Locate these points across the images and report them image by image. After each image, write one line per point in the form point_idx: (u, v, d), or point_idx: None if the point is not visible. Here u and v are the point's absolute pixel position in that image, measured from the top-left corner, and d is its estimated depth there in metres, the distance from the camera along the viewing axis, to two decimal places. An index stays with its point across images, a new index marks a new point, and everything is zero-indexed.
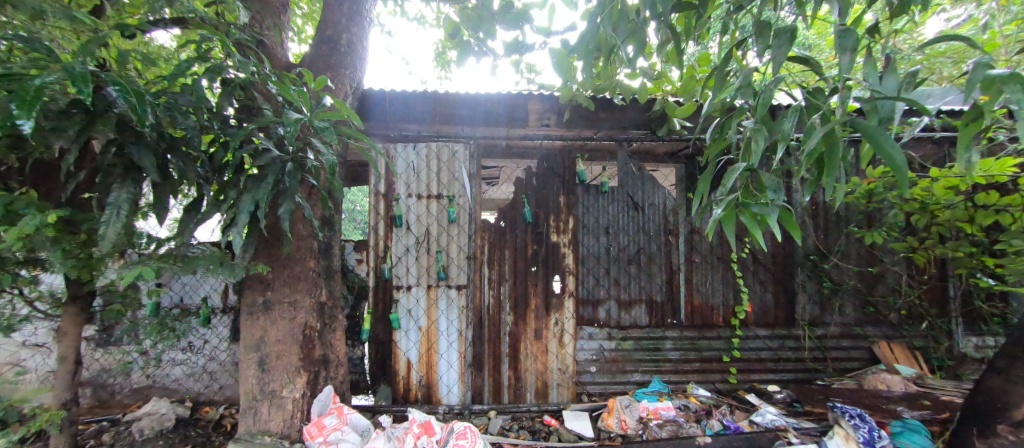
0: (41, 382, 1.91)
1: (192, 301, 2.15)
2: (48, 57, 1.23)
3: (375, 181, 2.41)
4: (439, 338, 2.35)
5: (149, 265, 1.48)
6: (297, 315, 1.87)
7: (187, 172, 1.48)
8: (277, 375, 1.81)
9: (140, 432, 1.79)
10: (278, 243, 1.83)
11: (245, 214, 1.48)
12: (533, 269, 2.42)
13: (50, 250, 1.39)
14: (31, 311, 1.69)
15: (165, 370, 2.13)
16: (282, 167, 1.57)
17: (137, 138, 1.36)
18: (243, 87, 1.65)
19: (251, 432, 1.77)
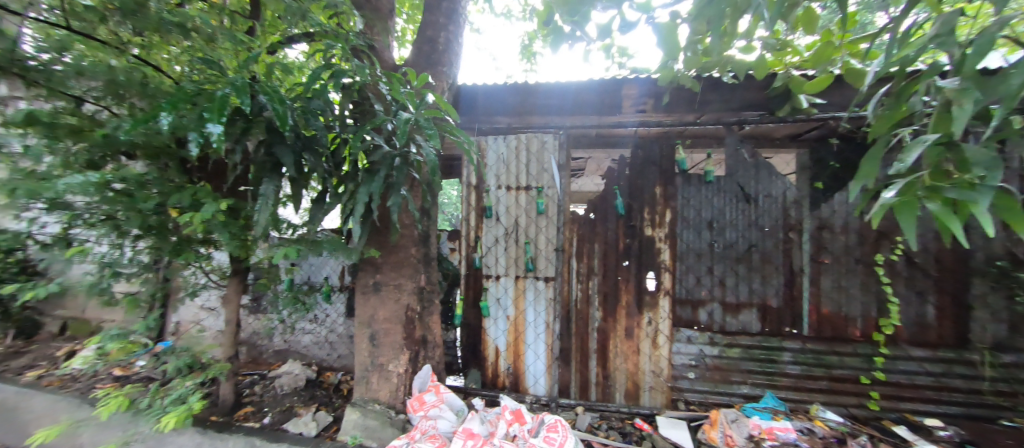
0: (214, 339, 2.38)
1: (317, 280, 2.47)
2: (221, 73, 1.51)
3: (468, 174, 2.50)
4: (527, 329, 2.37)
5: (289, 248, 1.78)
6: (401, 298, 2.03)
7: (317, 167, 1.66)
8: (385, 350, 2.00)
9: (281, 388, 2.15)
10: (386, 230, 2.00)
11: (362, 204, 1.63)
12: (624, 264, 2.29)
13: (222, 232, 1.70)
14: (207, 281, 2.10)
15: (298, 337, 2.50)
16: (392, 161, 1.70)
17: (281, 139, 1.58)
18: (359, 89, 1.82)
19: (364, 399, 1.98)
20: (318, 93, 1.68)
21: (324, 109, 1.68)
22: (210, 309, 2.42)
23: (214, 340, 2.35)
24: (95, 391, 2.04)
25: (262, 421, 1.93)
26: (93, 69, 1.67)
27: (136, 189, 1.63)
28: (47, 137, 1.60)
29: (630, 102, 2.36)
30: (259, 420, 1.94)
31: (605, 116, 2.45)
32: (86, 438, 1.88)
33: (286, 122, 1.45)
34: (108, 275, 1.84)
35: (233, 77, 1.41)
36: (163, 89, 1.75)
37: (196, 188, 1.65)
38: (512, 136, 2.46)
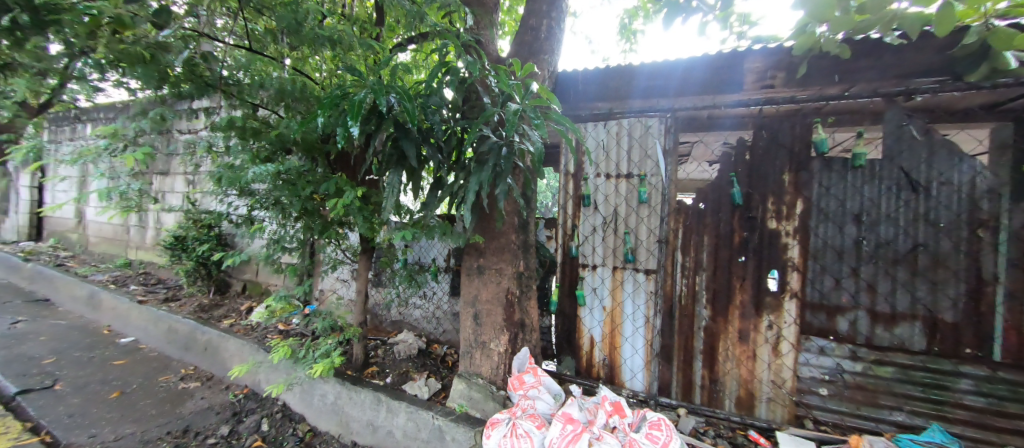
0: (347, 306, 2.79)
1: (426, 261, 2.72)
2: (359, 77, 1.73)
3: (566, 162, 2.49)
4: (624, 322, 2.30)
5: (409, 231, 1.98)
6: (502, 281, 2.12)
7: (434, 158, 1.81)
8: (487, 330, 2.12)
9: (398, 353, 2.44)
10: (490, 217, 2.10)
11: (472, 192, 1.73)
12: (740, 259, 2.06)
13: (358, 216, 1.98)
14: (343, 257, 2.47)
15: (410, 310, 2.81)
16: (499, 151, 1.75)
17: (406, 133, 1.76)
18: (469, 83, 1.93)
19: (468, 372, 2.14)
20: (435, 90, 1.83)
21: (440, 104, 1.82)
22: (344, 281, 2.85)
23: (347, 307, 2.76)
24: (268, 340, 2.57)
25: (385, 380, 2.22)
26: (268, 81, 2.05)
27: (296, 179, 1.97)
28: (239, 138, 2.03)
29: (754, 78, 2.08)
30: (383, 378, 2.25)
31: (721, 96, 2.21)
32: (263, 375, 2.39)
33: (412, 116, 1.64)
34: (276, 249, 2.28)
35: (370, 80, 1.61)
36: (314, 94, 2.08)
37: (338, 178, 1.93)
38: (612, 122, 2.36)
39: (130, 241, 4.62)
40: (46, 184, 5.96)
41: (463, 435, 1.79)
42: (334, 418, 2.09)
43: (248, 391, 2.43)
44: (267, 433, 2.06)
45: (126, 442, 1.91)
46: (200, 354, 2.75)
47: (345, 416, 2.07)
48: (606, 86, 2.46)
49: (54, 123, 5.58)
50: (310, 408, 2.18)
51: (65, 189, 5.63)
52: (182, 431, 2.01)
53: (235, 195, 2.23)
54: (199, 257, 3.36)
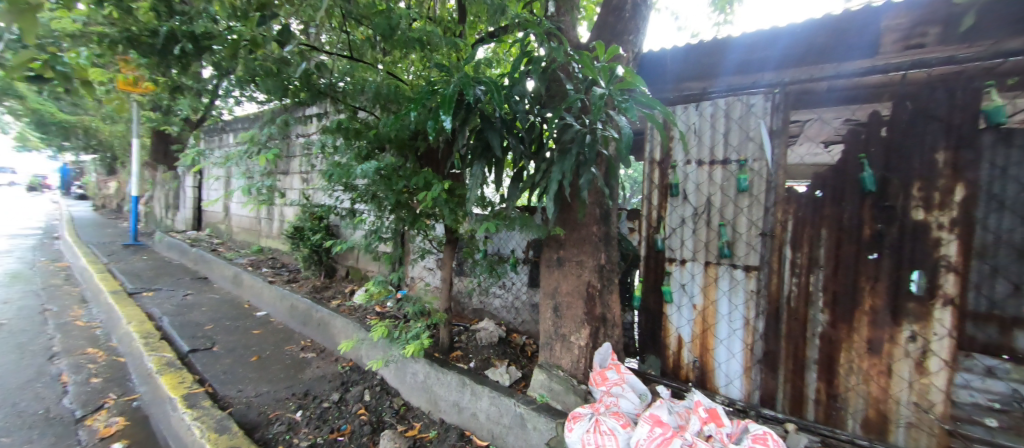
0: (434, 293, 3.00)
1: (505, 252, 2.77)
2: (446, 73, 1.81)
3: (651, 149, 2.34)
4: (719, 322, 2.10)
5: (492, 223, 2.03)
6: (583, 273, 2.06)
7: (518, 149, 1.82)
8: (567, 322, 2.09)
9: (480, 340, 2.55)
10: (571, 208, 2.05)
11: (555, 183, 1.68)
12: (871, 256, 1.72)
13: (445, 208, 2.08)
14: (430, 247, 2.64)
15: (491, 299, 2.91)
16: (581, 138, 1.68)
17: (492, 126, 1.79)
18: (553, 71, 1.90)
19: (548, 363, 2.14)
20: (517, 81, 1.83)
21: (523, 95, 1.82)
22: (430, 269, 3.05)
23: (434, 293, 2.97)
24: (368, 321, 2.86)
25: (469, 364, 2.34)
26: (367, 85, 2.26)
27: (392, 173, 2.14)
28: (345, 139, 2.27)
29: (896, 37, 1.71)
30: (467, 362, 2.37)
31: (847, 63, 1.86)
32: (364, 352, 2.67)
33: (502, 107, 1.67)
34: (374, 238, 2.51)
35: (458, 75, 1.68)
36: (406, 94, 2.23)
37: (427, 172, 2.04)
38: (706, 103, 2.15)
39: (261, 231, 5.53)
40: (204, 184, 7.40)
41: (544, 425, 1.79)
42: (424, 395, 2.25)
43: (353, 364, 2.74)
44: (369, 403, 2.29)
45: (263, 398, 2.29)
46: (315, 329, 3.17)
47: (433, 395, 2.21)
48: (698, 63, 2.25)
49: (207, 135, 6.88)
50: (404, 385, 2.38)
51: (216, 188, 6.92)
52: (304, 394, 2.34)
53: (341, 191, 2.51)
54: (312, 245, 3.87)
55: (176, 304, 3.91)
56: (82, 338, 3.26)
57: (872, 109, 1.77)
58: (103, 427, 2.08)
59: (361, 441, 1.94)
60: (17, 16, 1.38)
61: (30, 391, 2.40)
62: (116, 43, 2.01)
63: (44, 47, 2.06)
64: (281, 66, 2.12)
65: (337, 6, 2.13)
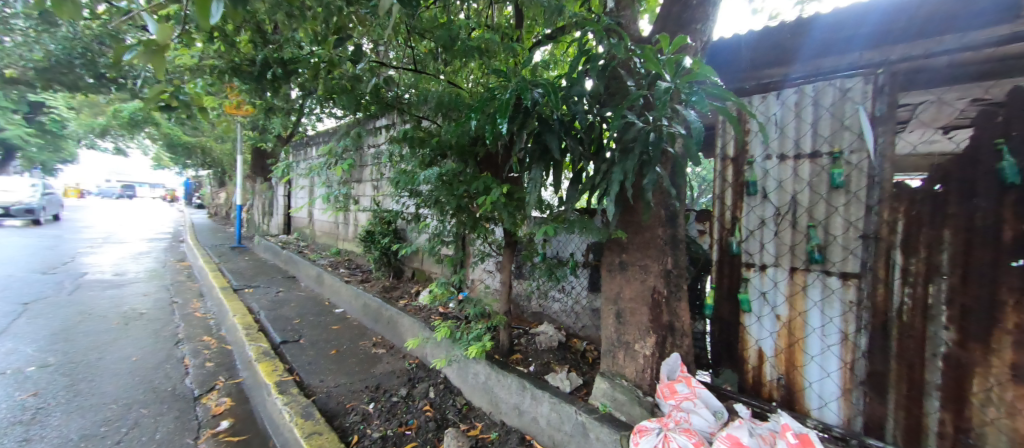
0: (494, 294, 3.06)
1: (564, 255, 2.73)
2: (504, 79, 1.83)
3: (724, 144, 2.16)
4: (809, 336, 1.86)
5: (550, 225, 2.01)
6: (647, 278, 1.94)
7: (577, 150, 1.77)
8: (631, 330, 1.99)
9: (539, 344, 2.56)
10: (634, 211, 1.96)
11: (616, 184, 1.60)
12: (1015, 262, 1.33)
13: (505, 211, 2.10)
14: (489, 250, 2.69)
15: (550, 303, 2.89)
16: (643, 135, 1.58)
17: (550, 128, 1.77)
18: (612, 68, 1.84)
19: (611, 371, 2.06)
20: (576, 81, 1.80)
21: (582, 95, 1.78)
22: (490, 272, 3.11)
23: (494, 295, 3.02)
24: (432, 320, 3.00)
25: (529, 368, 2.33)
26: (430, 96, 2.38)
27: (453, 179, 2.22)
28: (411, 148, 2.41)
29: None
30: (527, 366, 2.36)
31: (978, 31, 1.54)
32: (429, 350, 2.79)
33: (560, 109, 1.64)
34: (437, 242, 2.62)
35: (516, 79, 1.69)
36: (466, 101, 2.30)
37: (487, 177, 2.08)
38: (790, 90, 1.93)
39: (339, 234, 6.07)
40: (292, 193, 8.34)
41: (608, 436, 1.72)
42: (485, 396, 2.29)
43: (419, 362, 2.88)
44: (434, 400, 2.39)
45: (341, 389, 2.50)
46: (384, 326, 3.39)
47: (494, 396, 2.24)
48: (779, 46, 2.04)
49: (295, 149, 7.74)
50: (466, 384, 2.44)
51: (302, 196, 7.76)
52: (376, 387, 2.51)
53: (408, 197, 2.66)
54: (382, 248, 4.17)
55: (270, 299, 4.44)
56: (199, 327, 3.83)
57: (1015, 83, 1.45)
58: (215, 405, 2.43)
59: (427, 437, 2.02)
60: (151, 56, 1.65)
61: (162, 370, 2.87)
62: (225, 74, 2.34)
63: (174, 82, 2.47)
64: (354, 83, 2.32)
65: (403, 22, 2.27)
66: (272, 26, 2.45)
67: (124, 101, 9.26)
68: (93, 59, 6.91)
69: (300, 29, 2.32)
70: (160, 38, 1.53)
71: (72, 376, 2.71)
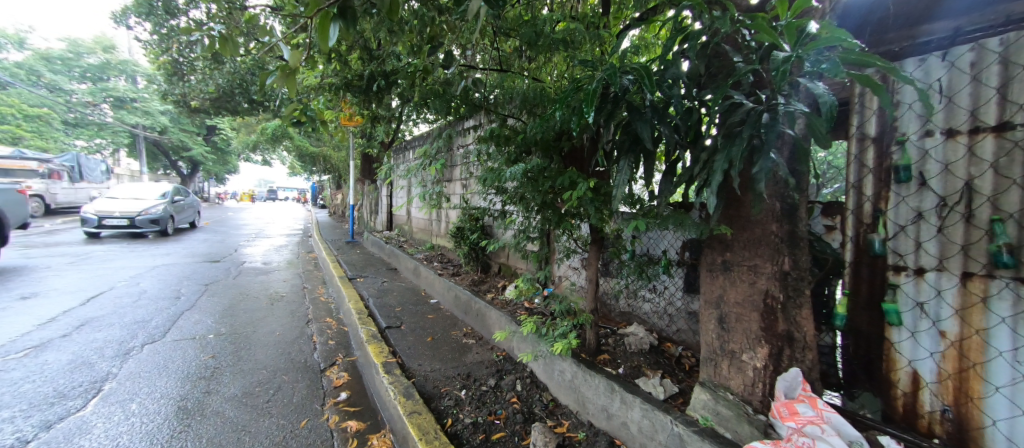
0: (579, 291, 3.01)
1: (655, 252, 2.56)
2: (589, 68, 1.74)
3: (860, 122, 1.81)
4: (992, 361, 1.41)
5: (641, 221, 1.87)
6: (757, 281, 1.69)
7: (671, 138, 1.59)
8: (737, 338, 1.76)
9: (629, 346, 2.45)
10: (741, 204, 1.71)
11: (720, 174, 1.39)
12: None
13: (591, 207, 2.02)
14: (574, 246, 2.65)
15: (640, 303, 2.77)
16: (752, 118, 1.35)
17: (640, 116, 1.60)
18: (714, 44, 1.64)
19: (713, 382, 1.86)
20: (671, 63, 1.66)
21: (679, 77, 1.62)
22: (575, 268, 3.07)
23: (580, 292, 2.98)
24: (518, 315, 3.05)
25: (618, 370, 2.23)
26: (515, 93, 2.42)
27: (539, 175, 2.21)
28: (497, 146, 2.49)
29: None
30: (615, 367, 2.27)
31: None
32: (515, 344, 2.85)
33: (653, 93, 1.50)
34: (523, 238, 2.67)
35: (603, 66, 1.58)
36: (550, 96, 2.29)
37: (572, 171, 2.03)
38: (962, 46, 1.51)
39: (432, 230, 6.57)
40: (392, 193, 9.30)
41: None
42: (572, 395, 2.25)
43: (506, 354, 2.96)
44: (521, 393, 2.44)
45: (437, 374, 2.69)
46: (474, 318, 3.57)
47: (581, 396, 2.18)
48: None
49: (395, 153, 8.57)
50: (552, 381, 2.43)
51: (401, 196, 8.56)
52: (467, 376, 2.65)
53: (495, 194, 2.75)
54: (471, 243, 4.41)
55: (376, 288, 5.02)
56: (323, 310, 4.49)
57: None
58: (336, 378, 2.82)
59: (515, 429, 2.08)
60: (286, 79, 1.96)
61: (295, 345, 3.43)
62: (341, 89, 2.69)
63: (303, 100, 2.92)
64: (445, 87, 2.47)
65: (489, 24, 2.35)
66: (377, 42, 2.73)
67: (268, 120, 11.29)
68: (247, 87, 8.52)
69: (399, 43, 2.55)
70: (292, 62, 1.82)
71: (236, 344, 3.39)
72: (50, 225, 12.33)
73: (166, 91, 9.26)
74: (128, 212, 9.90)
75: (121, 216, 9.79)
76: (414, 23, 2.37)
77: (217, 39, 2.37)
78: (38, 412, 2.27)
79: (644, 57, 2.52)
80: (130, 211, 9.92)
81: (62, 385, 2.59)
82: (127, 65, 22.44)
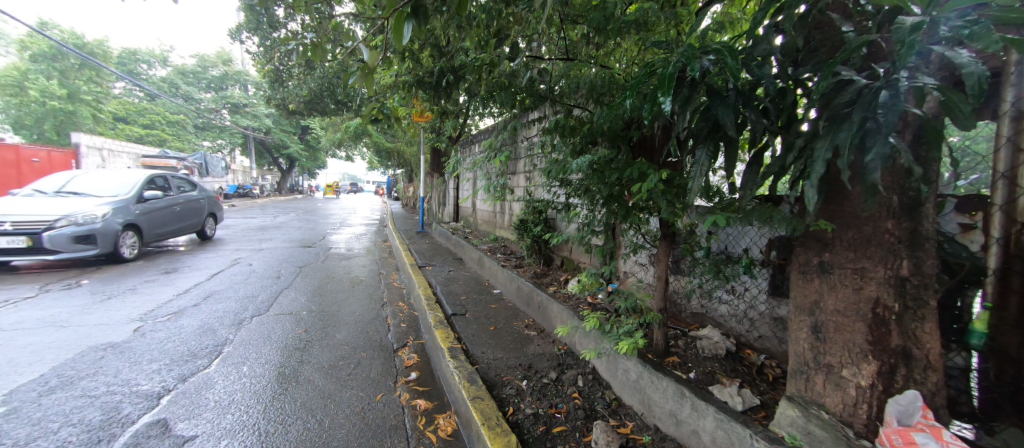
0: (647, 289, 2.88)
1: (735, 250, 2.35)
2: (664, 49, 1.60)
3: (1017, 96, 1.47)
4: None
5: (721, 215, 1.71)
6: (865, 288, 1.44)
7: (759, 124, 1.41)
8: (837, 350, 1.54)
9: (702, 350, 2.29)
10: (846, 197, 1.47)
11: (820, 163, 1.19)
12: None
13: (662, 200, 1.90)
14: (643, 241, 2.53)
15: (715, 305, 2.57)
16: (865, 96, 1.14)
17: (724, 100, 1.43)
18: (817, 13, 1.42)
19: (804, 398, 1.66)
20: (761, 38, 1.47)
21: (771, 53, 1.43)
22: (642, 265, 2.94)
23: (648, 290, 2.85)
24: (581, 310, 3.00)
25: (688, 374, 2.10)
26: (583, 82, 2.36)
27: (605, 166, 2.12)
28: (562, 137, 2.45)
29: None
30: (686, 372, 2.13)
31: None
32: (578, 339, 2.81)
33: (740, 74, 1.32)
34: (587, 231, 2.61)
35: (680, 47, 1.43)
36: (620, 83, 2.19)
37: (641, 162, 1.92)
38: None
39: (496, 222, 6.72)
40: (459, 187, 9.74)
41: None
42: (637, 395, 2.15)
43: (568, 349, 2.94)
44: (583, 389, 2.41)
45: (499, 363, 2.76)
46: (535, 311, 3.58)
47: (647, 398, 2.08)
48: None
49: (462, 147, 8.93)
50: (615, 380, 2.35)
51: (467, 189, 8.87)
52: (528, 367, 2.68)
53: (559, 186, 2.73)
54: (534, 236, 4.44)
55: (443, 276, 5.30)
56: (396, 295, 4.86)
57: None
58: (407, 359, 3.03)
59: (576, 424, 2.05)
60: (366, 78, 2.10)
61: (372, 325, 3.74)
62: (413, 86, 2.85)
63: (381, 99, 3.16)
64: (511, 79, 2.55)
65: (557, 12, 2.33)
66: (447, 39, 2.84)
67: (351, 119, 12.43)
68: (333, 90, 9.41)
69: (468, 39, 2.63)
70: (370, 61, 1.95)
71: (323, 321, 3.81)
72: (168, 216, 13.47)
73: (269, 96, 10.61)
74: (32, 218, 5.32)
75: (14, 227, 5.22)
76: (483, 17, 2.43)
77: (310, 46, 2.65)
78: (177, 367, 2.77)
79: (729, 34, 2.30)
80: (35, 220, 5.31)
81: (194, 346, 3.12)
82: (240, 77, 26.15)
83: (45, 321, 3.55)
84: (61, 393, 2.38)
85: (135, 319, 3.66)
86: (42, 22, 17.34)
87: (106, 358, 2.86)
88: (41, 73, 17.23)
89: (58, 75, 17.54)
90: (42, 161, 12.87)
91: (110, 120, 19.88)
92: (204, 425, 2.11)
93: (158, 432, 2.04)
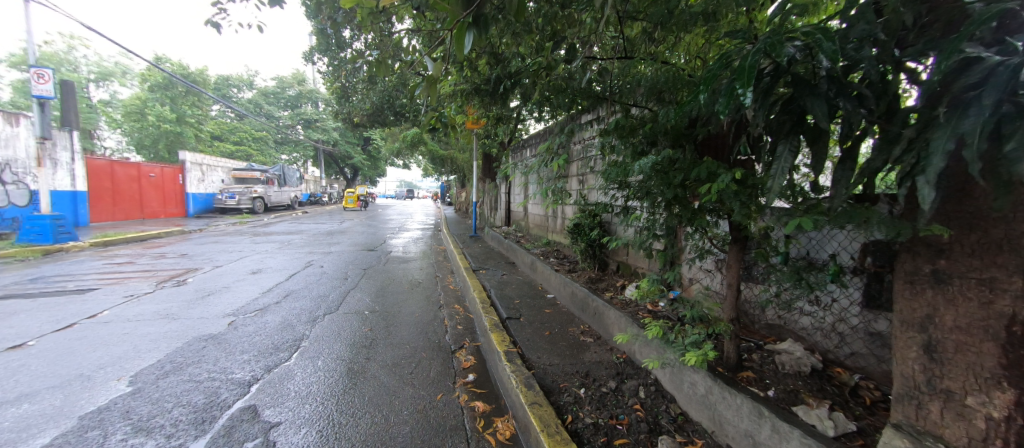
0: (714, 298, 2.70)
1: (820, 257, 2.13)
2: (738, 40, 1.47)
3: None
4: None
5: (806, 217, 1.53)
6: (996, 302, 1.18)
7: (856, 115, 1.24)
8: (958, 374, 1.31)
9: (782, 366, 2.08)
10: (969, 195, 1.24)
11: (939, 155, 1.02)
12: None
13: (735, 202, 1.76)
14: (711, 245, 2.36)
15: (796, 316, 2.34)
16: (999, 74, 0.96)
17: (811, 90, 1.28)
18: None
19: (914, 427, 1.44)
20: (857, 18, 1.30)
21: (871, 33, 1.26)
22: (708, 271, 2.77)
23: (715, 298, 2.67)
24: (640, 318, 2.88)
25: (766, 391, 1.92)
26: (642, 80, 2.29)
27: (669, 167, 2.02)
28: (621, 138, 2.38)
29: None
30: (764, 389, 1.95)
31: None
32: (638, 347, 2.69)
33: (834, 60, 1.17)
34: (649, 235, 2.51)
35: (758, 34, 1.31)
36: (686, 79, 2.09)
37: (710, 161, 1.79)
38: None
39: (548, 226, 6.71)
40: (511, 191, 9.89)
41: None
42: (706, 411, 2.01)
43: (627, 357, 2.83)
44: (645, 400, 2.29)
45: (555, 368, 2.72)
46: (591, 317, 3.50)
47: (718, 415, 1.92)
48: None
49: (513, 152, 9.06)
50: (681, 393, 2.21)
51: (519, 194, 8.95)
52: (586, 374, 2.62)
53: (618, 189, 2.66)
54: (589, 240, 4.37)
55: (497, 280, 5.39)
56: (451, 297, 5.03)
57: None
58: (464, 360, 3.10)
59: (639, 438, 1.95)
60: (429, 89, 2.18)
61: (430, 326, 3.89)
62: (471, 94, 2.94)
63: (441, 108, 3.30)
64: (568, 81, 2.55)
65: (616, 11, 2.29)
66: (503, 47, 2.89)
67: (408, 129, 13.17)
68: (392, 102, 9.99)
69: (524, 44, 2.67)
70: (433, 72, 2.04)
71: (385, 321, 4.02)
72: (254, 222, 15.25)
73: (337, 111, 11.53)
74: None
75: None
76: (539, 22, 2.45)
77: (376, 63, 2.83)
78: (263, 359, 3.07)
79: (814, 16, 2.11)
80: None
81: (276, 340, 3.45)
82: (311, 95, 28.85)
83: (159, 313, 4.12)
84: (173, 377, 2.73)
85: (229, 314, 4.12)
86: (156, 57, 20.44)
87: (207, 348, 3.24)
88: (156, 101, 20.33)
89: (168, 101, 20.58)
90: (156, 175, 15.06)
91: (207, 138, 22.86)
92: (288, 413, 2.31)
93: (249, 417, 2.26)
